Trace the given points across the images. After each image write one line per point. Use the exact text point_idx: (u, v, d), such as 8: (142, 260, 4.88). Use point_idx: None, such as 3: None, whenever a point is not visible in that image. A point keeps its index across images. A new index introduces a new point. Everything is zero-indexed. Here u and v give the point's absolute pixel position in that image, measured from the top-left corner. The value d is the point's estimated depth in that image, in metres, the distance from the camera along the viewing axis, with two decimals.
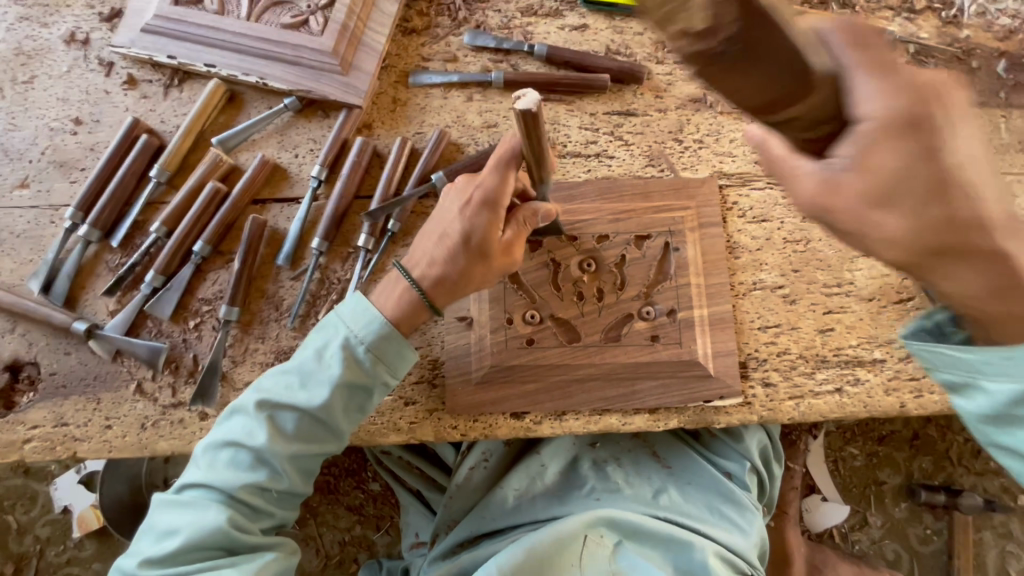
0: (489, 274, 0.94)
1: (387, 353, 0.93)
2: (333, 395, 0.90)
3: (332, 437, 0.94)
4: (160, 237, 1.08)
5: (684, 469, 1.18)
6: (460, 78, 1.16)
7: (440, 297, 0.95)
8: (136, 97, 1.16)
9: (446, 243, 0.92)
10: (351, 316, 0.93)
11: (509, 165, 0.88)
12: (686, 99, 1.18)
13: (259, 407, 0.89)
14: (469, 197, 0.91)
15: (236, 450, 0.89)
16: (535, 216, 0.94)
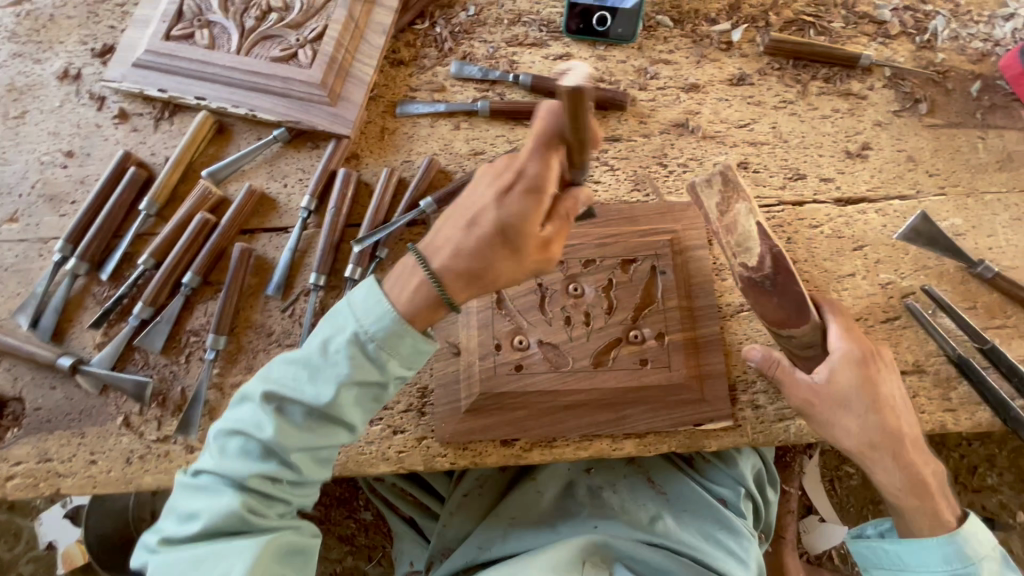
0: (519, 269, 0.87)
1: (399, 347, 0.85)
2: (343, 390, 0.83)
3: (347, 429, 0.87)
4: (148, 268, 1.08)
5: (681, 495, 1.16)
6: (447, 107, 1.18)
7: (461, 292, 0.87)
8: (127, 130, 1.17)
9: (476, 233, 0.84)
10: (361, 308, 0.84)
11: (553, 148, 0.81)
12: (670, 125, 1.21)
13: (268, 397, 0.83)
14: (507, 182, 0.83)
15: (246, 440, 0.83)
16: (576, 203, 0.88)
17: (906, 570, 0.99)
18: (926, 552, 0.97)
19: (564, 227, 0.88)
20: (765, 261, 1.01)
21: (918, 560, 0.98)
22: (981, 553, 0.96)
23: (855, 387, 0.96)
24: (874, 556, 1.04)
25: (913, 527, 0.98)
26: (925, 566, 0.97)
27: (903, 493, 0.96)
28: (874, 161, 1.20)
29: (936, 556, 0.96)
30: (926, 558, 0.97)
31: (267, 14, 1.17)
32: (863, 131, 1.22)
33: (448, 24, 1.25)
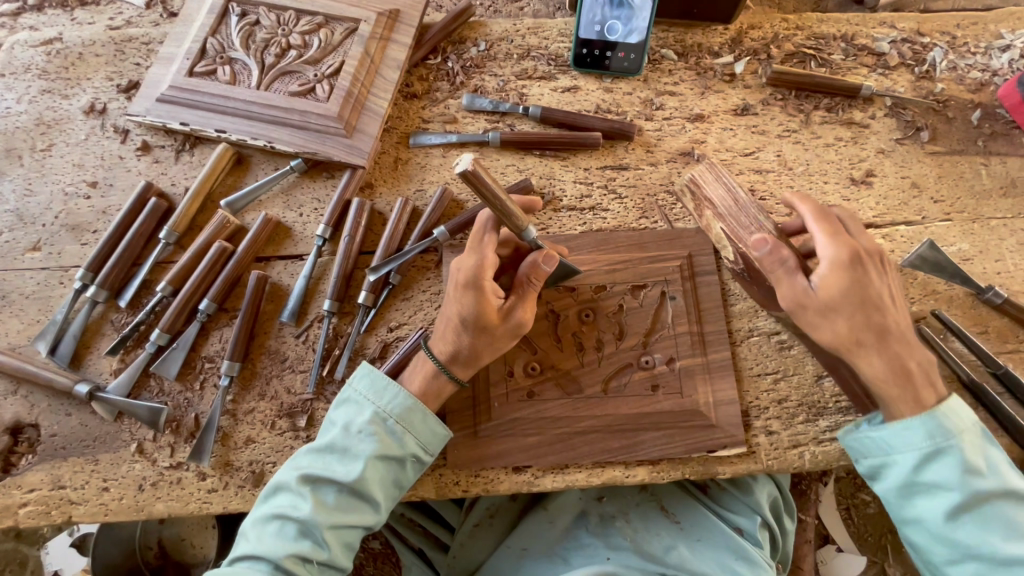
0: (496, 340, 0.98)
1: (414, 423, 0.95)
2: (369, 466, 0.90)
3: (372, 510, 0.92)
4: (166, 295, 1.10)
5: (695, 524, 1.14)
6: (458, 138, 1.21)
7: (457, 367, 0.99)
8: (149, 162, 1.21)
9: (450, 325, 0.98)
10: (378, 391, 0.96)
11: (483, 242, 0.98)
12: (676, 153, 1.24)
13: (300, 480, 0.89)
14: (456, 282, 0.98)
15: (284, 521, 0.88)
16: (536, 266, 0.99)
17: (916, 444, 0.88)
18: (917, 438, 0.88)
19: (532, 289, 0.99)
20: (738, 259, 1.08)
21: (989, 491, 0.85)
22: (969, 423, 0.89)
23: (849, 271, 0.88)
24: (872, 438, 0.92)
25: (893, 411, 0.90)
26: (928, 459, 0.87)
27: (890, 380, 0.89)
28: (878, 188, 1.22)
29: (934, 439, 0.87)
30: (928, 428, 0.87)
31: (287, 51, 1.22)
32: (867, 158, 1.24)
33: (460, 59, 1.30)
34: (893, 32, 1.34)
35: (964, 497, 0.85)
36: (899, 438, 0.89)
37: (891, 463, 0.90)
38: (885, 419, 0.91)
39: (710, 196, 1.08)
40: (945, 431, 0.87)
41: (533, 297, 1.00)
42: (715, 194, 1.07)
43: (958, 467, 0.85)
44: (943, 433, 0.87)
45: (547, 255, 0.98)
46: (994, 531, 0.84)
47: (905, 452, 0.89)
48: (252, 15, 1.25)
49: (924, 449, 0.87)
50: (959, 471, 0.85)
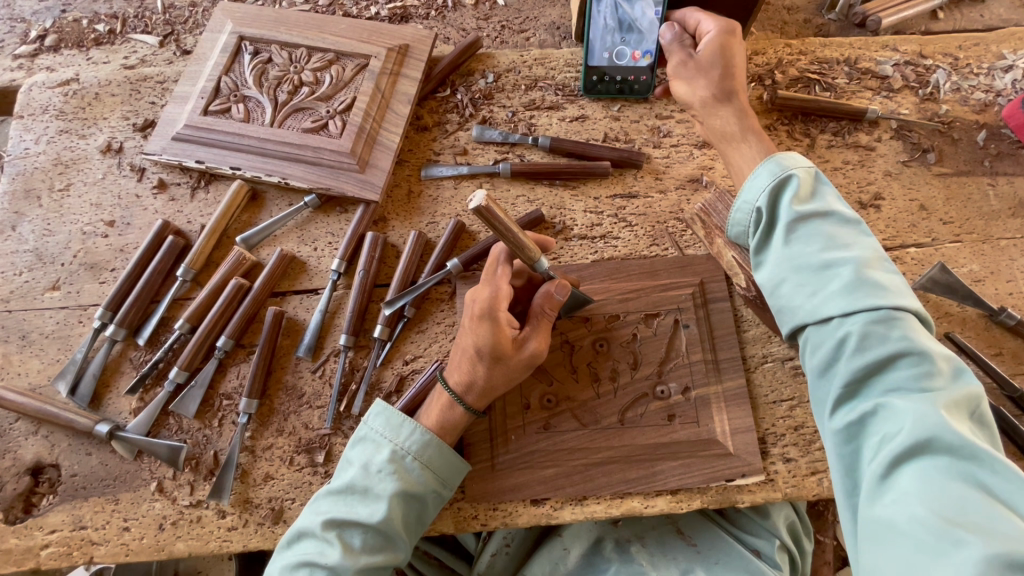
0: (512, 374, 0.98)
1: (433, 459, 0.95)
2: (392, 506, 0.90)
3: (398, 548, 0.92)
4: (184, 333, 1.11)
5: (713, 549, 1.13)
6: (469, 170, 1.23)
7: (474, 400, 0.99)
8: (165, 199, 1.23)
9: (466, 358, 0.98)
10: (394, 429, 0.96)
11: (499, 272, 0.98)
12: (685, 180, 1.25)
13: (325, 526, 0.89)
14: (472, 313, 0.98)
15: (312, 569, 0.87)
16: (550, 296, 0.99)
17: (800, 296, 0.83)
18: (881, 320, 0.77)
19: (546, 319, 1.00)
20: (750, 285, 1.10)
21: (879, 285, 0.79)
22: (900, 292, 0.80)
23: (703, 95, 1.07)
24: (778, 210, 0.90)
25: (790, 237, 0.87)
26: (888, 353, 0.75)
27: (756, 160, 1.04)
28: (886, 211, 1.23)
29: (896, 325, 0.76)
30: (817, 240, 0.85)
31: (299, 88, 1.24)
32: (874, 181, 1.25)
33: (468, 91, 1.32)
34: (896, 55, 1.35)
35: (856, 382, 0.77)
36: (795, 254, 0.85)
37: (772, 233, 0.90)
38: (795, 221, 0.87)
39: (718, 223, 1.15)
40: (869, 291, 0.79)
41: (547, 328, 1.00)
42: (722, 220, 1.15)
43: (883, 347, 0.75)
44: (870, 296, 0.78)
45: (561, 286, 0.98)
46: (899, 430, 0.71)
47: (796, 244, 0.86)
48: (265, 53, 1.28)
49: (878, 342, 0.76)
50: (923, 362, 0.74)
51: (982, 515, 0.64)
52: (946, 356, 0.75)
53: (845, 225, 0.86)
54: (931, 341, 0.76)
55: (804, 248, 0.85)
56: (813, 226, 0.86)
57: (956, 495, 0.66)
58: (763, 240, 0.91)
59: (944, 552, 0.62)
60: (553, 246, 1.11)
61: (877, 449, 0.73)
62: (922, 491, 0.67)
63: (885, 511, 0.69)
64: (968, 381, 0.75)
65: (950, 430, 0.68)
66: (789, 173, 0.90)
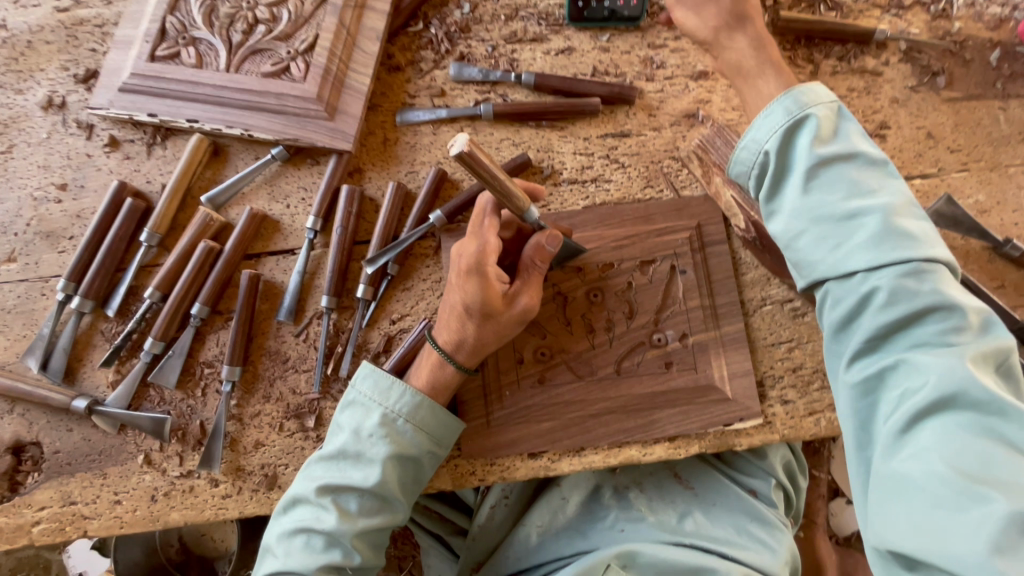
0: (504, 330, 0.94)
1: (426, 420, 0.92)
2: (386, 469, 0.88)
3: (396, 509, 0.91)
4: (155, 301, 1.05)
5: (709, 490, 1.14)
6: (448, 113, 1.14)
7: (465, 359, 0.95)
8: (119, 158, 1.13)
9: (455, 316, 0.93)
10: (384, 392, 0.92)
11: (486, 224, 0.91)
12: (680, 116, 1.17)
13: (319, 492, 0.88)
14: (458, 269, 0.92)
15: (309, 534, 0.86)
16: (542, 247, 0.93)
17: (820, 251, 0.77)
18: (907, 271, 0.72)
19: (536, 271, 0.95)
20: (750, 226, 1.06)
21: (906, 235, 0.74)
22: (929, 242, 0.74)
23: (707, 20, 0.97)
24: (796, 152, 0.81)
25: (809, 184, 0.79)
26: (915, 306, 0.71)
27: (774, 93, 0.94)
28: (892, 141, 1.16)
29: (925, 277, 0.72)
30: (841, 187, 0.77)
31: (255, 27, 1.12)
32: (881, 109, 1.17)
33: (443, 24, 1.20)
34: None
35: (878, 339, 0.73)
36: (816, 204, 0.78)
37: (788, 179, 0.82)
38: (815, 165, 0.79)
39: (717, 159, 1.09)
40: (896, 243, 0.73)
41: (538, 281, 0.96)
42: (722, 158, 1.09)
43: (911, 301, 0.71)
44: (898, 248, 0.73)
45: (552, 236, 0.92)
46: (922, 386, 0.69)
47: (816, 193, 0.78)
48: None
49: (905, 295, 0.72)
50: (950, 315, 0.70)
51: (1004, 470, 0.63)
52: (974, 309, 0.72)
53: (870, 168, 0.79)
54: (960, 294, 0.72)
55: (826, 196, 0.78)
56: (837, 170, 0.78)
57: (978, 450, 0.65)
58: (777, 189, 0.83)
59: (961, 508, 0.62)
60: (543, 193, 1.04)
61: (897, 405, 0.70)
62: (944, 448, 0.66)
63: (902, 467, 0.68)
64: (995, 333, 0.72)
65: (978, 386, 0.66)
66: (807, 111, 0.81)
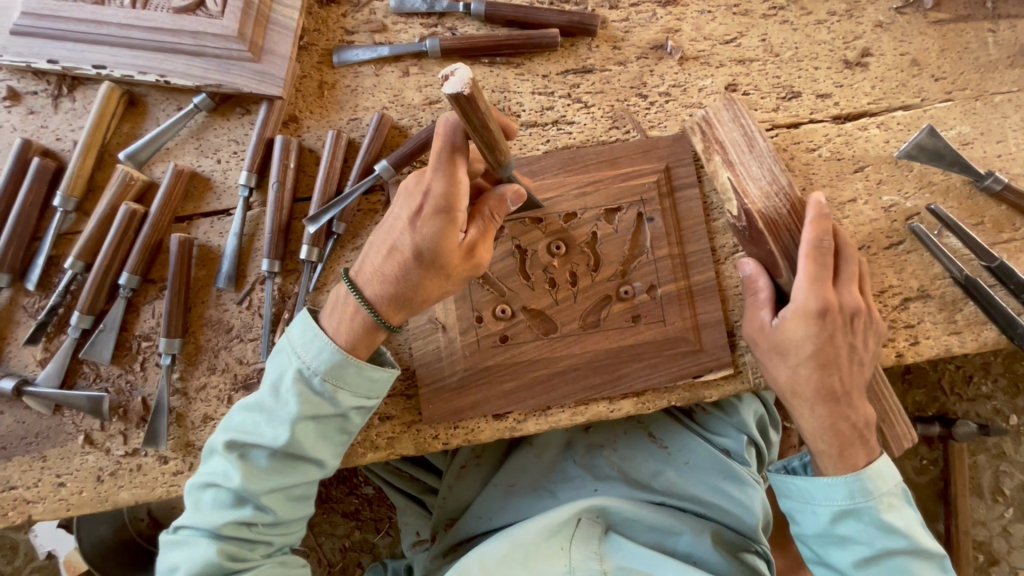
0: (449, 284, 0.84)
1: (345, 378, 0.84)
2: (297, 429, 0.82)
3: (314, 465, 0.86)
4: (78, 272, 0.96)
5: (681, 448, 1.12)
6: (391, 50, 1.02)
7: (394, 315, 0.85)
8: (22, 113, 1.01)
9: (396, 257, 0.82)
10: (299, 344, 0.84)
11: (454, 160, 0.76)
12: (648, 47, 1.07)
13: (228, 448, 0.83)
14: (415, 206, 0.79)
15: (218, 490, 0.82)
16: (504, 202, 0.85)
17: (863, 537, 0.86)
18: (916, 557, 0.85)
19: (494, 224, 0.85)
20: (740, 216, 0.92)
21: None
22: (916, 542, 0.85)
23: None
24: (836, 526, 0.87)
25: (843, 463, 0.89)
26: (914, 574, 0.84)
27: None
28: (873, 69, 1.08)
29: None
30: (883, 567, 0.85)
31: None
32: (863, 35, 1.09)
33: None
34: None
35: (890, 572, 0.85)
36: (852, 509, 0.87)
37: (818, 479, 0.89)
38: (864, 544, 0.86)
39: (722, 137, 0.94)
40: (918, 557, 0.85)
41: (493, 232, 0.86)
42: (728, 136, 0.94)
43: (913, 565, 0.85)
44: (915, 543, 0.85)
45: (517, 194, 0.85)
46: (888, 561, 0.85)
47: (868, 571, 0.86)
48: None
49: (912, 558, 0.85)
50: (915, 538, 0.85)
51: None
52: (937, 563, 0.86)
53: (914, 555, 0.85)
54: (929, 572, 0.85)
55: (866, 564, 0.86)
56: (883, 563, 0.85)
57: None
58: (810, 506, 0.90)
59: None
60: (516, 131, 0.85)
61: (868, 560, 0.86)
62: None
63: None
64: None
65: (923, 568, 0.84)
66: (861, 506, 0.86)
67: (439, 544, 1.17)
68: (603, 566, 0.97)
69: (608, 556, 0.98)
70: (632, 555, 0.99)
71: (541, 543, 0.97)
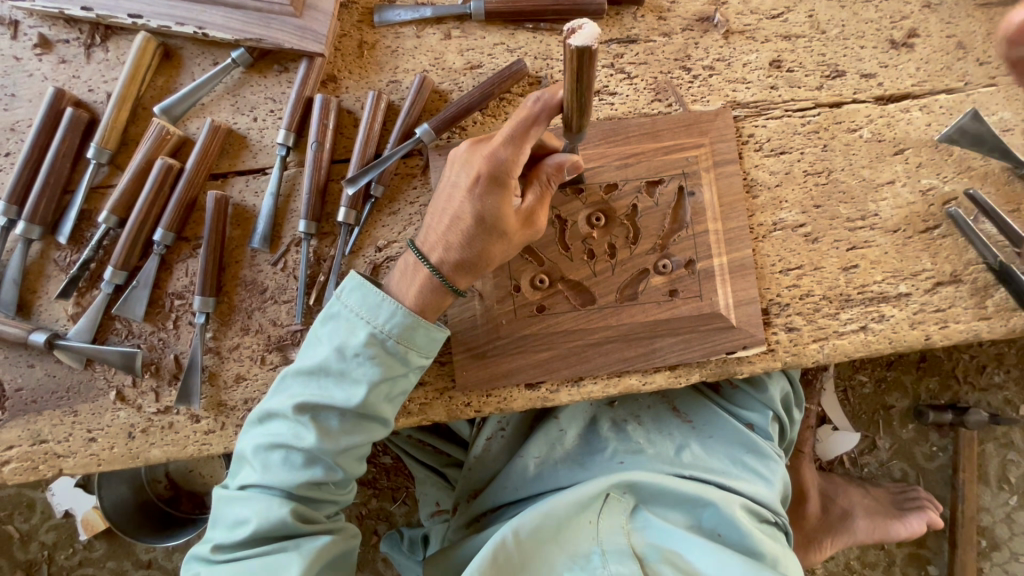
0: (510, 249, 0.85)
1: (416, 340, 0.84)
2: (372, 390, 0.83)
3: (380, 426, 0.87)
4: (111, 227, 0.95)
5: (706, 423, 1.14)
6: (434, 11, 1.00)
7: (462, 278, 0.86)
8: (53, 62, 0.98)
9: (458, 226, 0.82)
10: (371, 309, 0.83)
11: (528, 132, 0.75)
12: (693, 19, 1.05)
13: (298, 410, 0.82)
14: (475, 173, 0.79)
15: (288, 450, 0.82)
16: (561, 169, 0.83)
17: None
18: None
19: (551, 189, 0.85)
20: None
21: None
22: None
23: None
24: None
25: None
26: None
27: None
28: (919, 51, 1.07)
29: None
30: None
31: None
32: (910, 15, 1.07)
33: None
34: None
35: None
36: None
37: None
38: None
39: None
40: None
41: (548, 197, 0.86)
42: None
43: None
44: None
45: (575, 165, 0.84)
46: None
47: None
48: None
49: None
50: None
51: None
52: None
53: None
54: None
55: None
56: None
57: None
58: None
59: None
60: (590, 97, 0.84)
61: None
62: None
63: None
64: None
65: None
66: None
67: (462, 515, 1.19)
68: (629, 540, 0.99)
69: (635, 531, 1.01)
70: (658, 530, 1.01)
71: (568, 518, 0.99)
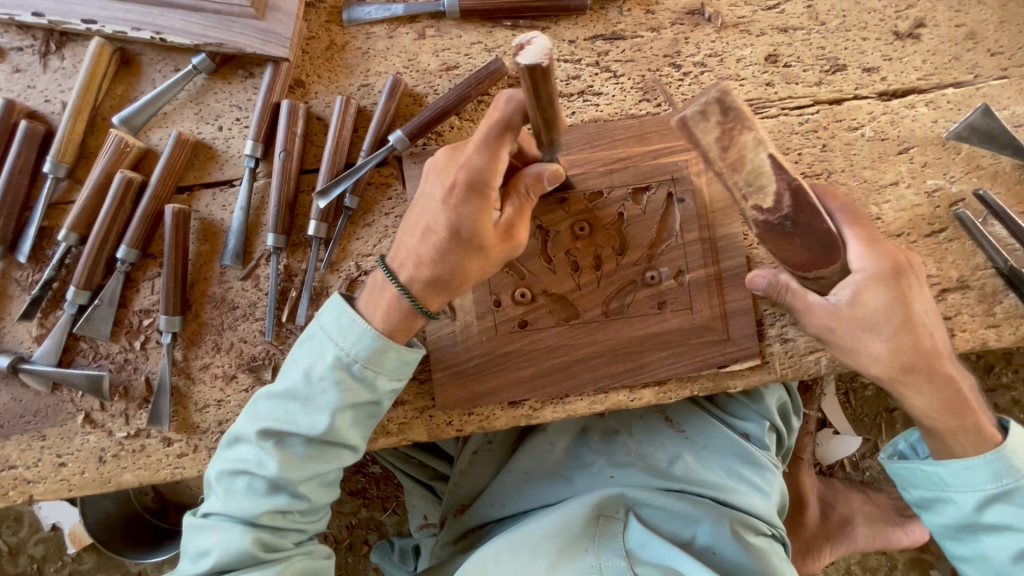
0: (489, 265, 0.79)
1: (386, 364, 0.80)
2: (337, 417, 0.78)
3: (348, 451, 0.83)
4: (72, 245, 0.91)
5: (699, 433, 1.09)
6: (406, 9, 0.94)
7: (435, 299, 0.80)
8: (7, 72, 0.93)
9: (432, 238, 0.76)
10: (338, 330, 0.79)
11: (502, 138, 0.72)
12: (683, 13, 0.99)
13: (261, 435, 0.79)
14: (451, 181, 0.74)
15: (251, 477, 0.79)
16: (540, 180, 0.79)
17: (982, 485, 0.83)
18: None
19: (530, 202, 0.80)
20: (782, 198, 0.77)
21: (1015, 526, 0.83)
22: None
23: None
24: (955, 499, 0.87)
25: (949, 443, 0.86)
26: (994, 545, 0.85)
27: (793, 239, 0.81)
28: (926, 41, 1.00)
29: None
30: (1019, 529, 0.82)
31: None
32: (916, 3, 1.00)
33: None
34: None
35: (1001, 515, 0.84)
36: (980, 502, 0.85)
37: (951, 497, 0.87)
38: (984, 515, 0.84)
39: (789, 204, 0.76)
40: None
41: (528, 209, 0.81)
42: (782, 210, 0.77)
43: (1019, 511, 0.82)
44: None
45: (555, 174, 0.79)
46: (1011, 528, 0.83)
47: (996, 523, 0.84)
48: None
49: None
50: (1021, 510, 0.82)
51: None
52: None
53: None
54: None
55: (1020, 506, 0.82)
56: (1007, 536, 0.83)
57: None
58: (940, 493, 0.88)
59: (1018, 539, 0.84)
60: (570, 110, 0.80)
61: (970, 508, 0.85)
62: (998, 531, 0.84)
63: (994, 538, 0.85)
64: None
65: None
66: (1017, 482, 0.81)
67: (451, 529, 1.15)
68: (633, 565, 0.92)
69: (635, 552, 0.95)
70: (661, 552, 0.94)
71: (561, 542, 0.94)
